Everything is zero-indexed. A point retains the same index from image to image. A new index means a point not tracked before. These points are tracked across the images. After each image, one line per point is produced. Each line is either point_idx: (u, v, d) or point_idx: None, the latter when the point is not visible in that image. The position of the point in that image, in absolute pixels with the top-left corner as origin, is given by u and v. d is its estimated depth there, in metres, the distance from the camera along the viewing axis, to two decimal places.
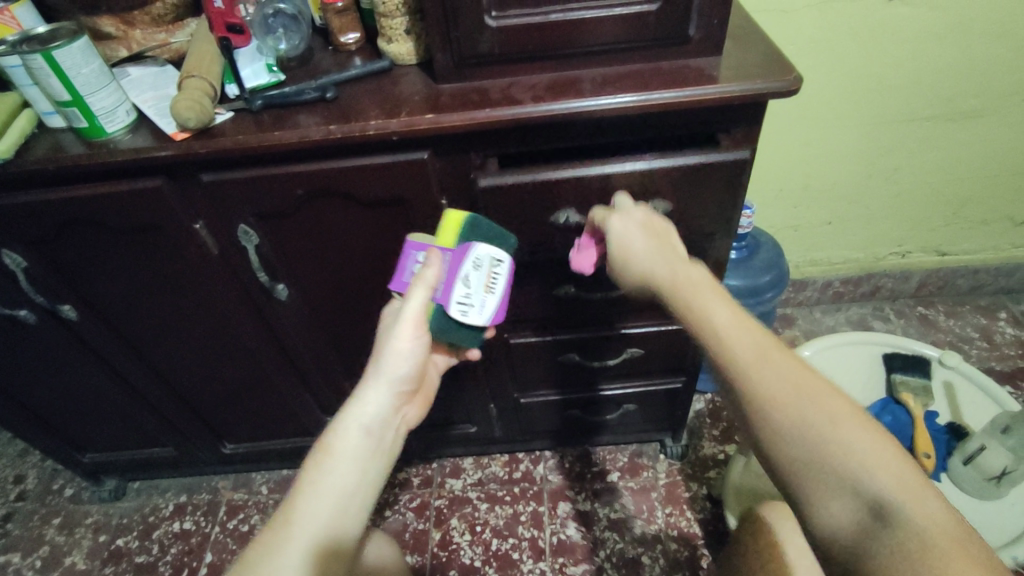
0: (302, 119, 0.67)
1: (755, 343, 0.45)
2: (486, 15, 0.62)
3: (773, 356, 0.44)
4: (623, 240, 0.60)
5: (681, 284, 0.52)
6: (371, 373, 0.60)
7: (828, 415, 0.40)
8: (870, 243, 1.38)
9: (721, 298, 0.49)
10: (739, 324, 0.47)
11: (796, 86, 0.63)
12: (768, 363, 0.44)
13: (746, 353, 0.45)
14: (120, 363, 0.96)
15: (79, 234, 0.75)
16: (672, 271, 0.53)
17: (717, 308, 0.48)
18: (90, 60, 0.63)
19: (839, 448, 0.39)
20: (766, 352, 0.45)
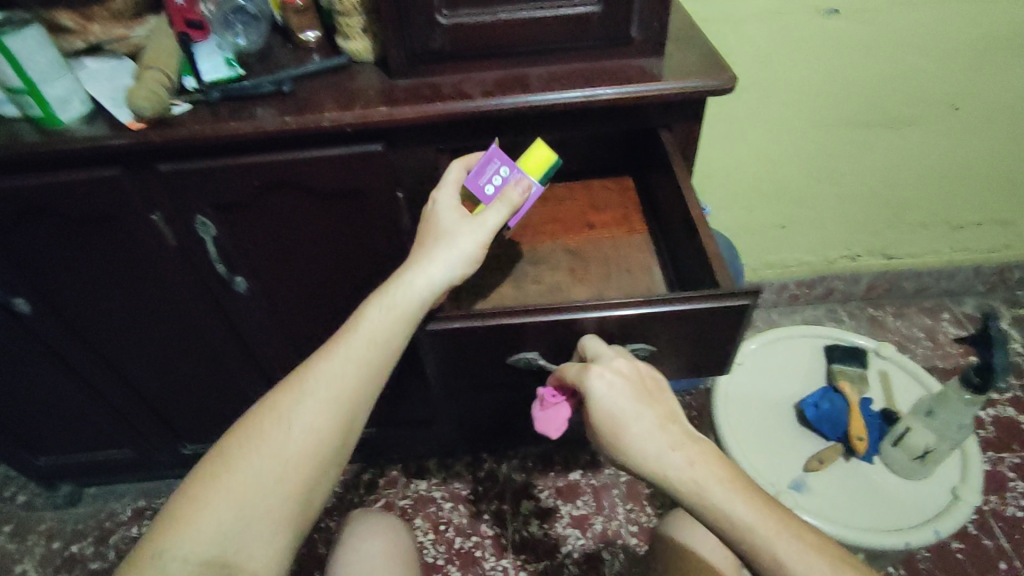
0: (259, 111, 0.69)
1: (716, 492, 0.51)
2: (437, 13, 0.65)
3: (752, 506, 0.51)
4: (614, 411, 0.55)
5: (686, 463, 0.53)
6: (440, 246, 0.61)
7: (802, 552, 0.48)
8: (821, 246, 1.44)
9: (714, 461, 0.53)
10: (694, 470, 0.52)
11: (730, 85, 0.68)
12: (750, 513, 0.50)
13: (738, 508, 0.50)
14: (75, 359, 0.95)
15: (33, 224, 0.75)
16: (676, 462, 0.53)
17: (670, 461, 0.53)
18: (45, 50, 0.65)
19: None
20: (749, 505, 0.51)
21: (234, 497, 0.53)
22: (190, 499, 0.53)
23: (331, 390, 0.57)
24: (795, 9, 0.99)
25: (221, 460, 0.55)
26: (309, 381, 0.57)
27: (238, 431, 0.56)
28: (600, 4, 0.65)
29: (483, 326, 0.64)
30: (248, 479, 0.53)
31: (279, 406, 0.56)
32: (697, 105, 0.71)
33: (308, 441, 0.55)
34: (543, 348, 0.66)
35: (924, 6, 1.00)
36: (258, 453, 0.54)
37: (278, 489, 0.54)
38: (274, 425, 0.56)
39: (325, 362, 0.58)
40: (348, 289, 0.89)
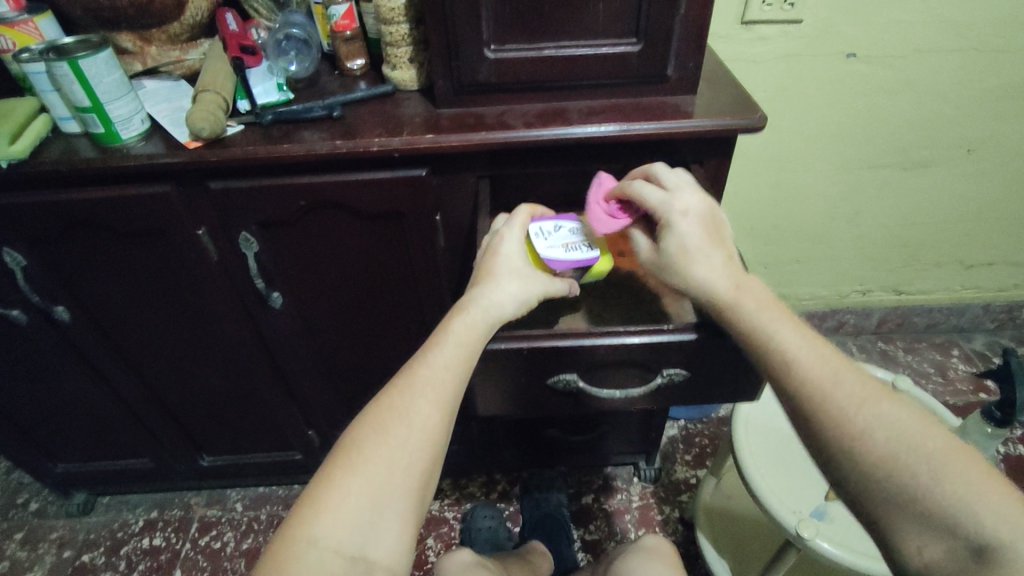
0: (310, 134, 0.72)
1: (831, 369, 0.52)
2: (485, 48, 0.69)
3: (834, 369, 0.52)
4: (686, 237, 0.57)
5: (739, 293, 0.55)
6: (502, 272, 0.61)
7: (891, 426, 0.49)
8: (835, 279, 1.46)
9: (782, 316, 0.55)
10: (808, 347, 0.53)
11: (762, 124, 0.71)
12: (826, 374, 0.52)
13: (811, 367, 0.52)
14: (106, 368, 0.97)
15: (82, 235, 0.78)
16: (793, 338, 0.54)
17: (787, 333, 0.54)
18: (113, 71, 0.67)
19: (913, 453, 0.47)
20: (834, 372, 0.52)
21: (364, 489, 0.51)
22: (322, 493, 0.52)
23: (442, 384, 0.56)
24: (816, 51, 1.03)
25: (345, 455, 0.53)
26: (420, 375, 0.56)
27: (355, 428, 0.55)
28: (639, 44, 0.69)
29: (530, 349, 0.61)
30: (377, 472, 0.52)
31: (394, 403, 0.55)
32: (728, 141, 0.74)
33: (428, 432, 0.54)
34: (581, 369, 0.64)
35: (941, 52, 1.04)
36: (381, 447, 0.53)
37: (405, 482, 0.52)
38: (392, 420, 0.54)
39: (435, 354, 0.57)
40: (378, 308, 0.91)
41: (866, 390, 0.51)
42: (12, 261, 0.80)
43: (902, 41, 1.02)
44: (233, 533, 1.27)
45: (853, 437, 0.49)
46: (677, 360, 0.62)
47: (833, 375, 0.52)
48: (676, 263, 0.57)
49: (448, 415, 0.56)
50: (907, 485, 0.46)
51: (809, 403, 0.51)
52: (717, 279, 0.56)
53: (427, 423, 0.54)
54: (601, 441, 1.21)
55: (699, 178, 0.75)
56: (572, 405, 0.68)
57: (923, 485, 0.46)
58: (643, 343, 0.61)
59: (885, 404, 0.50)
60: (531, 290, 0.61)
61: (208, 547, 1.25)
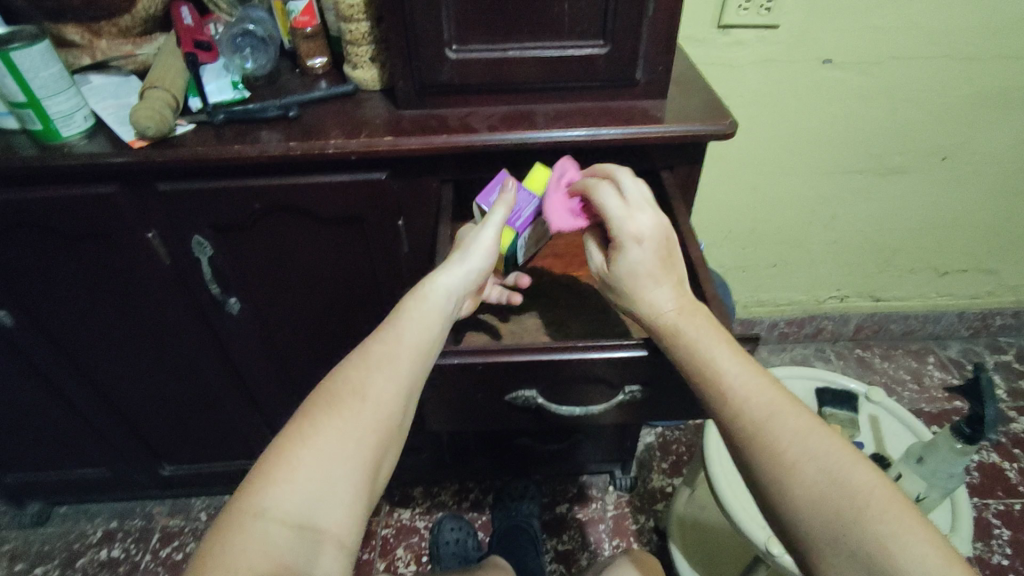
0: (264, 135, 0.69)
1: (771, 399, 0.50)
2: (447, 47, 0.66)
3: (777, 396, 0.50)
4: (637, 263, 0.57)
5: (680, 315, 0.56)
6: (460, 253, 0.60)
7: (823, 456, 0.46)
8: (812, 286, 1.45)
9: (720, 337, 0.54)
10: (747, 373, 0.52)
11: (732, 131, 0.69)
12: (765, 400, 0.50)
13: (747, 392, 0.50)
14: (56, 375, 0.93)
15: (24, 237, 0.74)
16: (729, 364, 0.52)
17: (726, 359, 0.53)
18: (50, 65, 0.64)
19: (841, 488, 0.44)
20: (776, 400, 0.50)
21: (320, 457, 0.47)
22: (269, 467, 0.47)
23: (402, 356, 0.53)
24: (792, 56, 1.02)
25: (294, 426, 0.49)
26: (379, 346, 0.53)
27: (306, 401, 0.51)
28: (607, 46, 0.67)
29: (485, 365, 0.59)
30: (330, 443, 0.48)
31: (349, 374, 0.52)
32: (698, 148, 0.72)
33: (388, 403, 0.51)
34: (541, 386, 0.61)
35: (917, 59, 1.03)
36: (335, 417, 0.49)
37: (360, 453, 0.49)
38: (347, 390, 0.51)
39: (396, 326, 0.55)
40: (341, 314, 0.88)
41: (805, 422, 0.48)
42: None
43: (878, 48, 1.01)
44: (196, 544, 1.22)
45: (785, 467, 0.46)
46: (639, 376, 0.60)
47: (775, 403, 0.49)
48: (625, 281, 0.58)
49: (411, 386, 0.53)
50: (832, 520, 0.44)
51: (745, 433, 0.49)
52: (661, 301, 0.57)
53: (388, 395, 0.51)
54: (575, 450, 1.18)
55: (668, 185, 0.73)
56: (533, 419, 0.65)
57: (846, 520, 0.43)
58: (602, 360, 0.58)
59: (821, 438, 0.47)
60: (492, 241, 0.61)
61: (169, 559, 1.20)
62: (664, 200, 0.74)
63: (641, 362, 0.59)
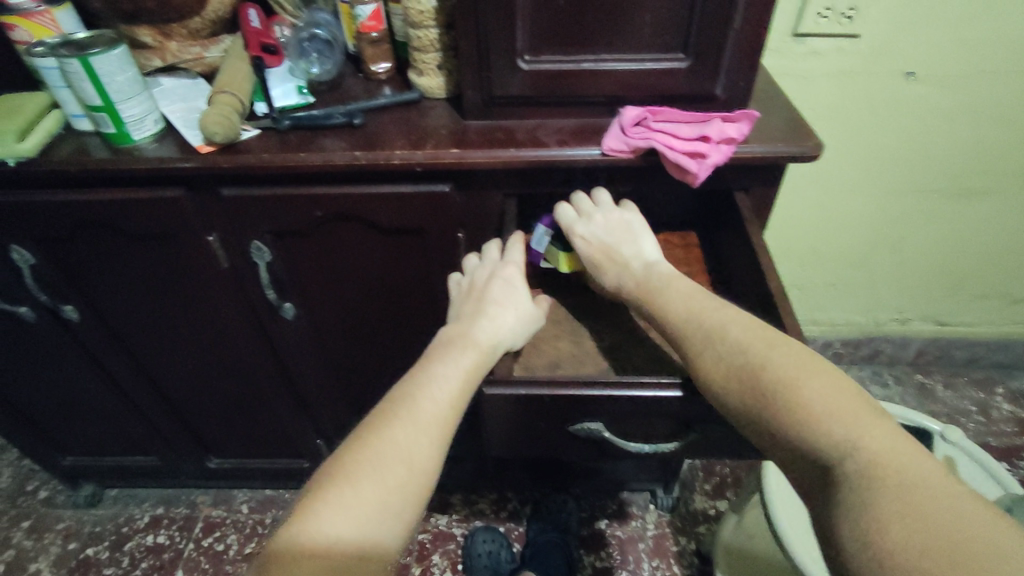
0: (328, 143, 0.68)
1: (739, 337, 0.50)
2: (519, 58, 0.64)
3: (748, 334, 0.50)
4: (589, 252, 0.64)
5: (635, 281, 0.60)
6: (493, 304, 0.59)
7: (793, 388, 0.44)
8: (872, 307, 1.39)
9: (677, 283, 0.58)
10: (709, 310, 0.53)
11: (816, 153, 0.64)
12: (714, 345, 0.50)
13: (701, 351, 0.51)
14: (113, 367, 0.94)
15: (92, 236, 0.75)
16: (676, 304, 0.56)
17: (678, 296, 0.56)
18: (126, 70, 0.64)
19: (812, 421, 0.42)
20: (742, 337, 0.50)
21: (349, 525, 0.43)
22: (302, 531, 0.43)
23: (445, 421, 0.51)
24: (872, 69, 0.96)
25: (333, 493, 0.45)
26: (418, 396, 0.51)
27: (347, 463, 0.47)
28: (687, 59, 0.63)
29: (551, 397, 0.55)
30: (374, 517, 0.44)
31: (397, 438, 0.48)
32: (778, 170, 0.68)
33: (416, 459, 0.48)
34: (608, 419, 0.57)
35: (1011, 74, 0.96)
36: (383, 487, 0.46)
37: (389, 518, 0.45)
38: (394, 456, 0.47)
39: (437, 386, 0.52)
40: (391, 322, 0.87)
41: (798, 374, 0.45)
42: (20, 258, 0.77)
43: (966, 62, 0.95)
44: (237, 536, 1.24)
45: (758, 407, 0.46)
46: (713, 416, 0.56)
47: (740, 342, 0.49)
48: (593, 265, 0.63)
49: (439, 440, 0.50)
50: (814, 454, 0.42)
51: (714, 393, 0.50)
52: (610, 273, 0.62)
53: (418, 454, 0.48)
54: (620, 467, 1.15)
55: (743, 205, 0.69)
56: (593, 451, 0.62)
57: (827, 446, 0.41)
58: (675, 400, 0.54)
59: (823, 392, 0.44)
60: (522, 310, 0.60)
61: (211, 549, 1.22)
62: (737, 219, 0.70)
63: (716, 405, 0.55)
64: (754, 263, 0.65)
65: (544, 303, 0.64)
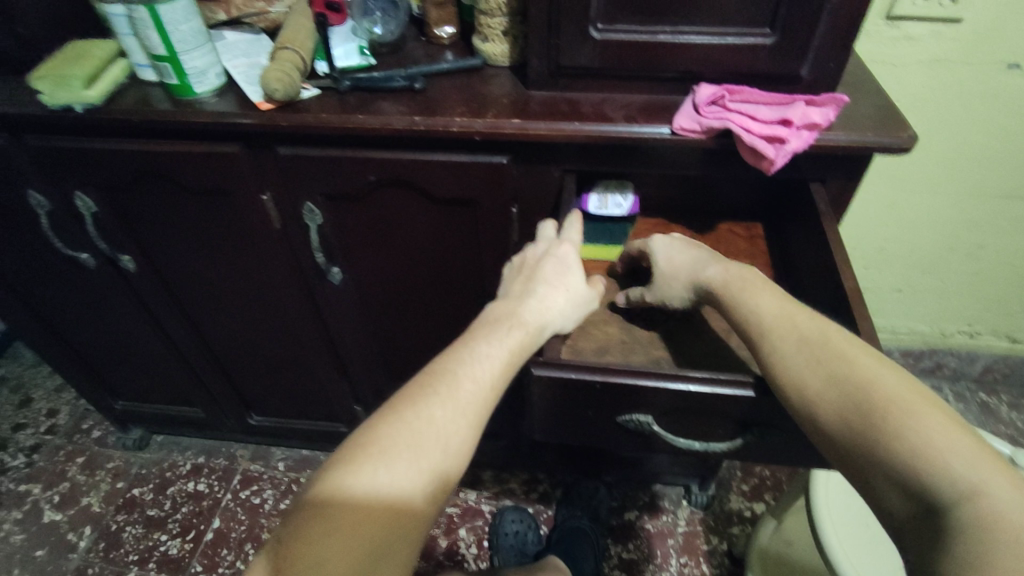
0: (387, 107, 0.66)
1: (847, 351, 0.45)
2: (592, 26, 0.60)
3: (853, 349, 0.46)
4: (668, 248, 0.62)
5: (722, 276, 0.56)
6: (543, 286, 0.57)
7: (914, 418, 0.40)
8: (939, 316, 1.30)
9: (763, 287, 0.53)
10: (817, 323, 0.48)
11: (910, 145, 0.59)
12: (810, 357, 0.47)
13: (793, 362, 0.47)
14: (165, 318, 0.96)
15: (151, 187, 0.76)
16: (775, 306, 0.51)
17: (775, 302, 0.51)
18: (191, 20, 0.63)
19: (930, 459, 0.39)
20: (846, 353, 0.45)
21: (381, 499, 0.42)
22: (334, 499, 0.42)
23: (485, 402, 0.49)
24: (971, 57, 0.88)
25: (367, 465, 0.43)
26: (459, 377, 0.50)
27: (383, 437, 0.45)
28: (774, 35, 0.59)
29: (602, 384, 0.53)
30: (407, 495, 0.43)
31: (436, 416, 0.47)
32: (863, 162, 0.63)
33: (451, 440, 0.47)
34: (659, 412, 0.54)
35: None
36: (418, 465, 0.45)
37: (419, 498, 0.44)
38: (431, 435, 0.46)
39: (480, 366, 0.51)
40: (436, 293, 0.86)
41: (925, 404, 0.41)
42: (83, 205, 0.78)
43: None
44: (272, 492, 1.27)
45: (874, 436, 0.41)
46: (771, 422, 0.53)
47: (841, 357, 0.45)
48: (666, 265, 0.61)
49: (475, 422, 0.48)
50: (923, 493, 0.39)
51: (797, 403, 0.46)
52: (675, 288, 0.60)
53: (453, 435, 0.47)
54: (654, 460, 1.12)
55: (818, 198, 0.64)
56: (637, 446, 0.59)
57: (944, 487, 0.38)
58: (733, 399, 0.51)
59: (951, 428, 0.40)
60: (574, 297, 0.57)
61: (248, 502, 1.26)
62: (810, 212, 0.65)
63: (777, 408, 0.51)
64: (827, 261, 0.61)
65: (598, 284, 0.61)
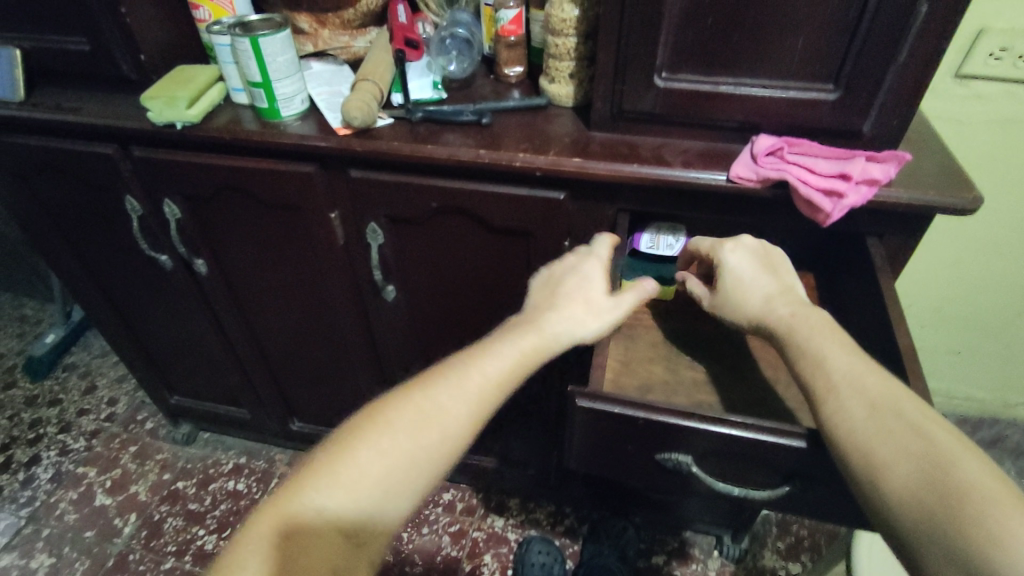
0: (455, 139, 0.70)
1: (923, 424, 0.44)
2: (656, 74, 0.63)
3: (929, 424, 0.44)
4: (739, 269, 0.61)
5: (792, 316, 0.55)
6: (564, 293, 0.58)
7: (993, 504, 0.38)
8: (999, 383, 1.25)
9: (832, 338, 0.52)
10: (892, 391, 0.46)
11: (974, 207, 0.59)
12: (880, 422, 0.45)
13: (859, 424, 0.46)
14: (227, 321, 1.02)
15: (231, 199, 0.82)
16: (845, 362, 0.49)
17: (846, 359, 0.50)
18: (287, 52, 0.69)
19: (1005, 548, 0.36)
20: (921, 424, 0.44)
21: (375, 466, 0.46)
22: (336, 456, 0.46)
23: (489, 395, 0.51)
24: None
25: (371, 432, 0.47)
26: (472, 369, 0.52)
27: (391, 409, 0.49)
28: (837, 92, 0.60)
29: (644, 421, 0.53)
30: (400, 467, 0.46)
31: (443, 400, 0.50)
32: (923, 221, 0.62)
33: (452, 426, 0.49)
34: (699, 454, 0.54)
35: None
36: (415, 440, 0.47)
37: (411, 474, 0.47)
38: (433, 417, 0.49)
39: (492, 362, 0.53)
40: (483, 317, 0.88)
41: (1006, 493, 0.39)
42: (169, 211, 0.85)
43: None
44: None
45: (943, 514, 0.39)
46: (813, 476, 0.52)
47: (915, 429, 0.44)
48: (733, 287, 0.60)
49: (477, 413, 0.50)
50: None
51: (861, 470, 0.44)
52: (736, 314, 0.59)
53: (454, 422, 0.49)
54: (687, 505, 1.10)
55: (875, 254, 0.64)
56: (674, 487, 0.59)
57: None
58: (776, 449, 0.50)
59: None
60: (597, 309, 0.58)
61: None
62: (865, 266, 0.65)
63: (822, 463, 0.50)
64: (881, 317, 0.60)
65: (633, 289, 0.61)
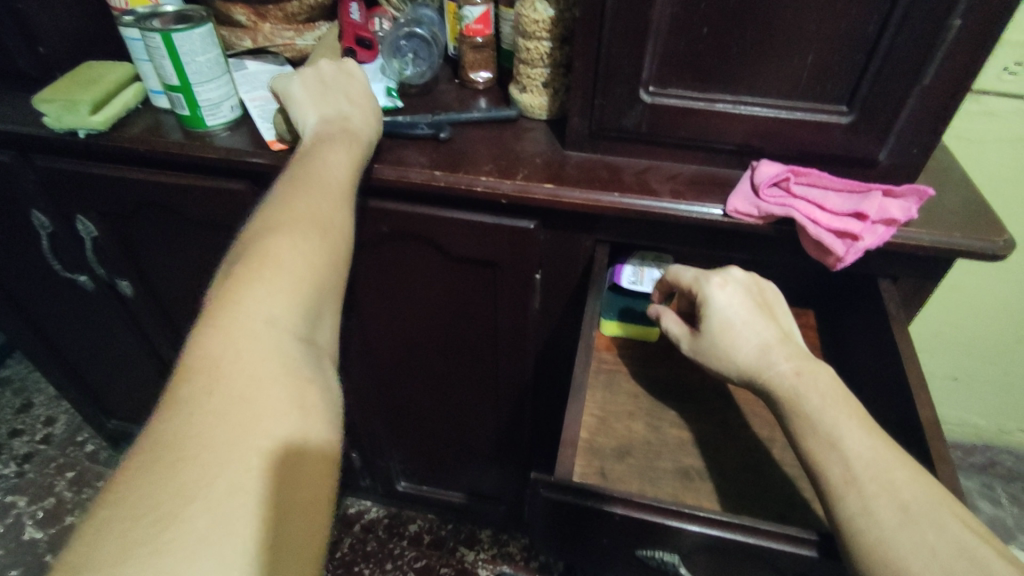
0: (408, 156, 0.60)
1: (971, 546, 0.35)
2: (642, 88, 0.53)
3: (980, 547, 0.36)
4: (729, 309, 0.51)
5: (797, 378, 0.46)
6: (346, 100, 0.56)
7: None
8: (998, 410, 1.18)
9: (850, 413, 0.43)
10: (929, 496, 0.38)
11: (1005, 252, 0.51)
12: (918, 538, 0.36)
13: (892, 538, 0.37)
14: (161, 346, 0.91)
15: (153, 217, 0.71)
16: (868, 449, 0.40)
17: (870, 444, 0.41)
18: (208, 50, 0.58)
19: None
20: (969, 544, 0.36)
21: (248, 343, 0.37)
22: (196, 364, 0.36)
23: (344, 193, 0.49)
24: None
25: (220, 316, 0.37)
26: (304, 198, 0.46)
27: (236, 288, 0.39)
28: (851, 114, 0.51)
29: (621, 516, 0.45)
30: (281, 319, 0.39)
31: (281, 244, 0.41)
32: (944, 263, 0.54)
33: (311, 256, 0.42)
34: (687, 552, 0.45)
35: None
36: (277, 290, 0.39)
37: (295, 323, 0.39)
38: (286, 259, 0.41)
39: (331, 170, 0.49)
40: (446, 350, 0.79)
41: None
42: (84, 229, 0.74)
43: None
44: None
45: None
46: None
47: (962, 551, 0.35)
48: (721, 333, 0.50)
49: (339, 224, 0.46)
50: None
51: None
52: (724, 364, 0.50)
53: (312, 253, 0.42)
54: None
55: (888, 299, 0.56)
56: None
57: None
58: (780, 552, 0.42)
59: None
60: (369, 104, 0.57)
61: None
62: (876, 311, 0.57)
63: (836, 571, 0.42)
64: (897, 377, 0.52)
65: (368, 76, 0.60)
